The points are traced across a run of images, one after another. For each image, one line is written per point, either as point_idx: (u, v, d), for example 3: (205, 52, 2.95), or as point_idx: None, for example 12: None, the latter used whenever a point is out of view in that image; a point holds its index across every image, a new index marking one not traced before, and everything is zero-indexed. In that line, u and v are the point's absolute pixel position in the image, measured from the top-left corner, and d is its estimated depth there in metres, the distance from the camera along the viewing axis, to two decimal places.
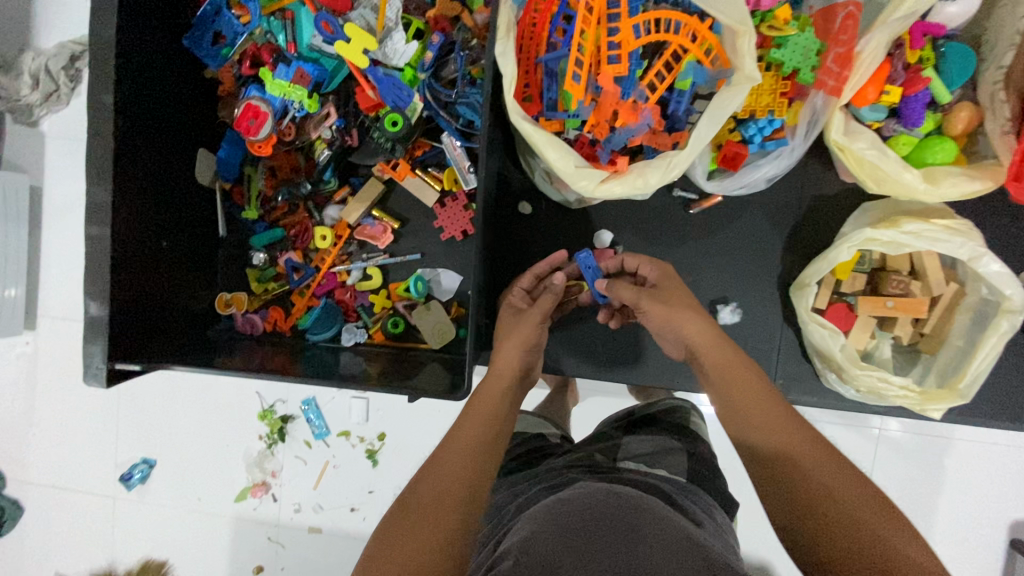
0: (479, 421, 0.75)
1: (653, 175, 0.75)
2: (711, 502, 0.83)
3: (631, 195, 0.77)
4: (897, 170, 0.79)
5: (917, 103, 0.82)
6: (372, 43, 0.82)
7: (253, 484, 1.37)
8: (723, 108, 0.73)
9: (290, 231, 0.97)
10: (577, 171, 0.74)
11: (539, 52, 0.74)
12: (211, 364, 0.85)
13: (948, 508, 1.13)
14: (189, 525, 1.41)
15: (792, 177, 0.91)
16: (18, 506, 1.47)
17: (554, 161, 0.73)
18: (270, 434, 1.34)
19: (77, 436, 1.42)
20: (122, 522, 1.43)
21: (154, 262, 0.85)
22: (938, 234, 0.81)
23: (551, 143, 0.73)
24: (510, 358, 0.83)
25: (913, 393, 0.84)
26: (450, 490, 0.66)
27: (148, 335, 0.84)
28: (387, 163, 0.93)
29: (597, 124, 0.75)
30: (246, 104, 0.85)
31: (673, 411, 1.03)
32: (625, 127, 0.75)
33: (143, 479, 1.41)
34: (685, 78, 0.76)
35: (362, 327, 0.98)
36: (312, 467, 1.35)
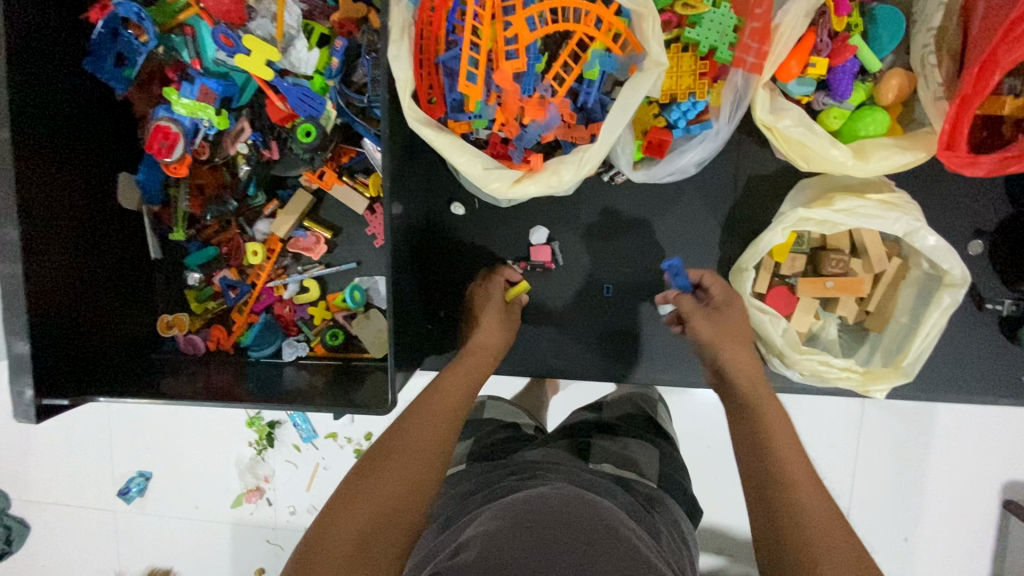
0: (457, 396, 0.76)
1: (567, 171, 0.72)
2: (677, 515, 0.81)
3: (550, 192, 0.74)
4: (824, 147, 0.76)
5: (844, 73, 0.79)
6: (274, 52, 0.79)
7: (247, 490, 1.38)
8: (633, 98, 0.71)
9: (223, 248, 0.96)
10: (486, 173, 0.72)
11: (438, 52, 0.72)
12: (147, 390, 0.85)
13: (926, 480, 1.11)
14: (183, 534, 1.43)
15: (726, 158, 0.88)
16: (24, 524, 1.50)
17: (461, 166, 0.71)
18: (260, 440, 1.36)
19: (71, 454, 1.44)
20: (121, 535, 1.47)
21: (82, 293, 0.85)
22: (871, 210, 0.78)
23: (456, 148, 0.70)
24: (484, 347, 0.84)
25: (855, 372, 0.82)
26: (420, 454, 0.68)
27: (81, 367, 0.84)
28: (313, 172, 0.91)
29: (506, 122, 0.73)
30: (155, 126, 0.83)
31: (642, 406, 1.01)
32: (534, 123, 0.72)
33: (141, 491, 1.42)
34: (592, 67, 0.73)
35: (302, 340, 0.97)
36: (304, 470, 1.36)
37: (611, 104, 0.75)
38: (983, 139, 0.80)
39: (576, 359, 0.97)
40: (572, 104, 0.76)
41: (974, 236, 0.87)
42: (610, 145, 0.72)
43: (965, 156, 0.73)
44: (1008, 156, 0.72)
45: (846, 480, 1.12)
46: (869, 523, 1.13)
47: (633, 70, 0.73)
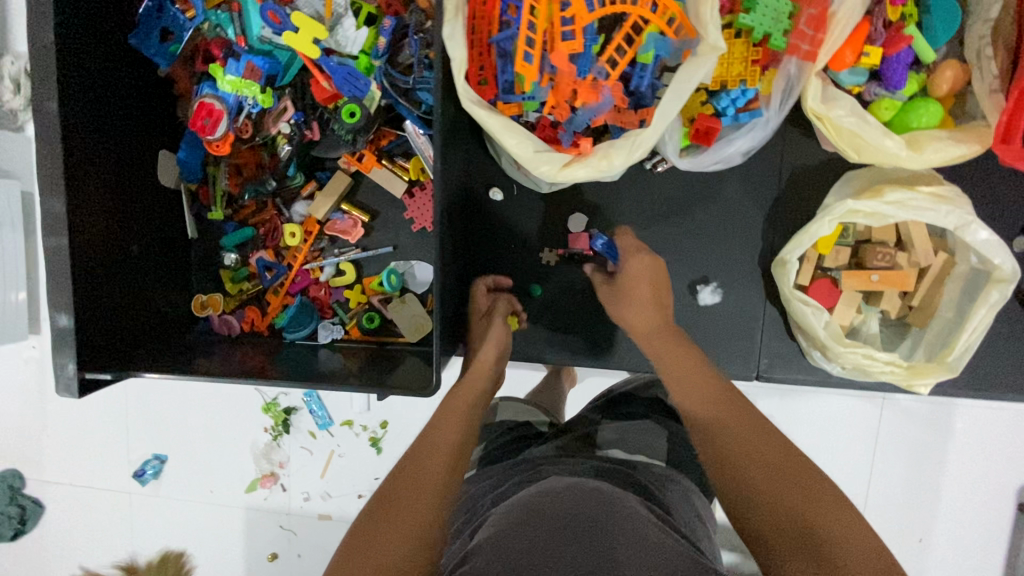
0: (457, 415, 0.75)
1: (618, 156, 0.72)
2: (688, 487, 0.83)
3: (597, 177, 0.74)
4: (878, 137, 0.75)
5: (898, 63, 0.78)
6: (321, 30, 0.79)
7: (262, 475, 1.39)
8: (688, 82, 0.70)
9: (260, 229, 0.96)
10: (537, 156, 0.71)
11: (491, 32, 0.71)
12: (185, 368, 0.85)
13: (949, 481, 1.10)
14: (201, 516, 1.44)
15: (770, 149, 0.87)
16: (38, 504, 1.50)
17: (512, 148, 0.71)
18: (275, 426, 1.36)
19: (91, 435, 1.44)
20: (139, 515, 1.47)
21: (121, 270, 0.85)
22: (922, 203, 0.78)
23: (508, 129, 0.70)
24: (483, 363, 0.84)
25: (899, 367, 0.82)
26: (429, 477, 0.66)
27: (121, 342, 0.84)
28: (353, 155, 0.90)
29: (557, 105, 0.72)
30: (200, 102, 0.84)
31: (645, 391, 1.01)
32: (586, 106, 0.72)
33: (156, 474, 1.43)
34: (647, 51, 0.72)
35: (338, 322, 0.97)
36: (318, 457, 1.36)
37: (663, 89, 0.74)
38: None
39: (607, 350, 0.95)
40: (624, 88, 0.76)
41: (1019, 233, 0.86)
42: (662, 130, 0.71)
43: (1018, 150, 0.72)
44: None
45: (870, 479, 1.12)
46: (889, 523, 1.13)
47: (687, 55, 0.72)
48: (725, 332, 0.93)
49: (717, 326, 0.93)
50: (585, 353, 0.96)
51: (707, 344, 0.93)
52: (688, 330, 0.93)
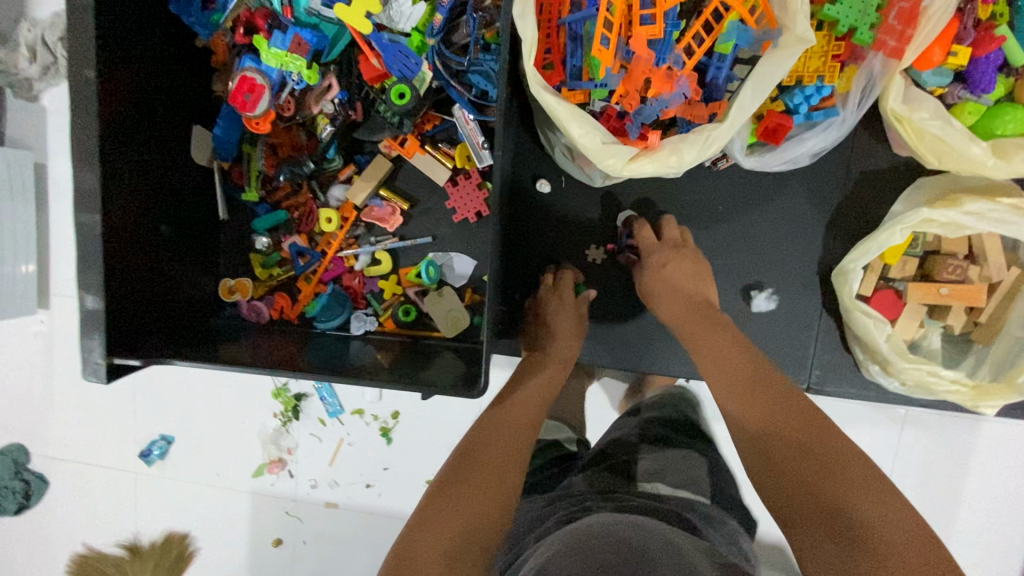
0: (528, 403, 0.78)
1: (689, 151, 0.67)
2: (734, 528, 0.77)
3: (663, 173, 0.70)
4: (963, 143, 0.71)
5: (987, 65, 0.73)
6: (376, 4, 0.74)
7: (269, 461, 1.34)
8: (771, 75, 0.65)
9: (294, 213, 0.92)
10: (604, 147, 0.67)
11: (562, 13, 0.67)
12: (216, 357, 0.81)
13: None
14: (209, 500, 1.38)
15: (837, 151, 0.83)
16: (44, 479, 1.43)
17: (579, 138, 0.66)
18: (285, 413, 1.32)
19: (97, 412, 1.38)
20: (143, 497, 1.41)
21: (150, 251, 0.80)
22: (1002, 215, 0.73)
23: (576, 117, 0.66)
24: (557, 353, 0.85)
25: (964, 386, 0.78)
26: (495, 461, 0.69)
27: (150, 327, 0.80)
28: (395, 139, 0.87)
29: (626, 94, 0.68)
30: (241, 76, 0.78)
31: (680, 406, 0.99)
32: (657, 97, 0.67)
33: (163, 454, 1.37)
34: (728, 40, 0.68)
35: (372, 313, 0.93)
36: (328, 444, 1.32)
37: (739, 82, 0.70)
38: None
39: (649, 354, 0.93)
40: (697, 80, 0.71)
41: None
42: (737, 126, 0.67)
43: None
44: None
45: None
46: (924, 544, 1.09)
47: (766, 46, 0.69)
48: (775, 340, 0.89)
49: (768, 333, 0.89)
50: (627, 355, 0.93)
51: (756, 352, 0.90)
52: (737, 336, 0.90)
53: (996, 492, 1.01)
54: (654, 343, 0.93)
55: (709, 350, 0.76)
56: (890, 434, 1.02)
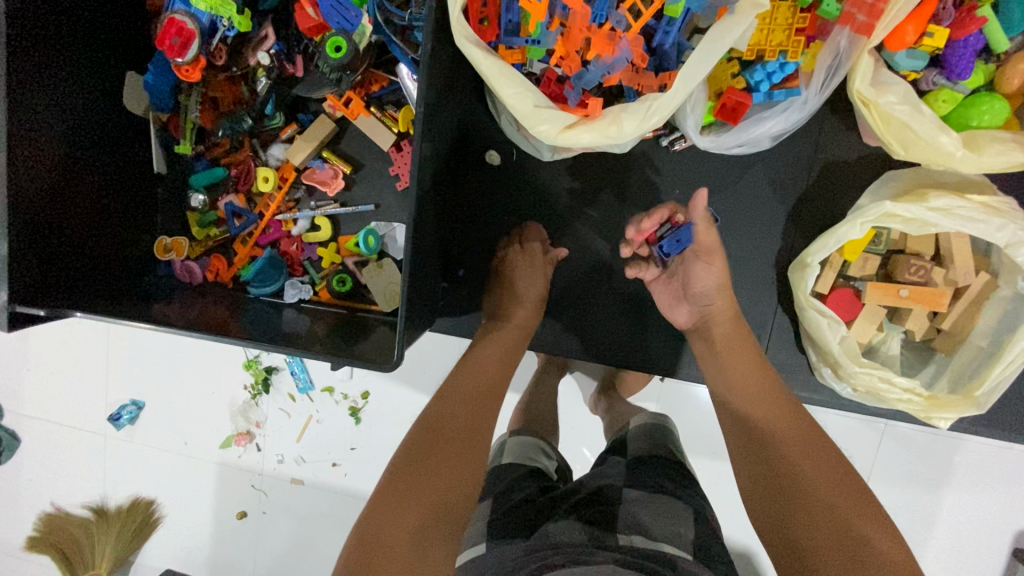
0: (490, 362, 0.77)
1: (628, 123, 0.62)
2: None
3: (603, 145, 0.65)
4: (931, 131, 0.65)
5: (966, 49, 0.67)
6: None
7: (237, 433, 1.28)
8: (720, 41, 0.60)
9: (233, 170, 0.88)
10: (536, 111, 0.63)
11: None
12: (139, 314, 0.77)
13: (992, 542, 0.97)
14: (172, 470, 1.33)
15: (805, 136, 0.78)
16: (15, 437, 1.39)
17: (509, 99, 0.62)
18: (255, 385, 1.25)
19: (70, 373, 1.34)
20: (111, 462, 1.36)
21: (74, 198, 0.77)
22: (971, 213, 0.68)
23: (505, 76, 0.61)
24: (517, 320, 0.82)
25: (917, 396, 0.73)
26: (464, 432, 0.69)
27: (68, 277, 0.76)
28: (338, 98, 0.81)
29: (566, 55, 0.65)
30: (169, 19, 0.74)
31: (669, 443, 0.91)
32: (600, 60, 0.64)
33: (132, 420, 1.32)
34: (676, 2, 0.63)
35: (307, 282, 0.89)
36: (296, 420, 1.26)
37: (690, 50, 0.66)
38: None
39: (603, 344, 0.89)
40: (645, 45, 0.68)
41: None
42: (682, 98, 0.62)
43: None
44: None
45: None
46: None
47: (722, 12, 0.64)
48: None
49: None
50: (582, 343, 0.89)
51: None
52: None
53: (969, 516, 0.96)
54: (608, 334, 0.89)
55: (725, 376, 0.76)
56: (857, 445, 0.96)
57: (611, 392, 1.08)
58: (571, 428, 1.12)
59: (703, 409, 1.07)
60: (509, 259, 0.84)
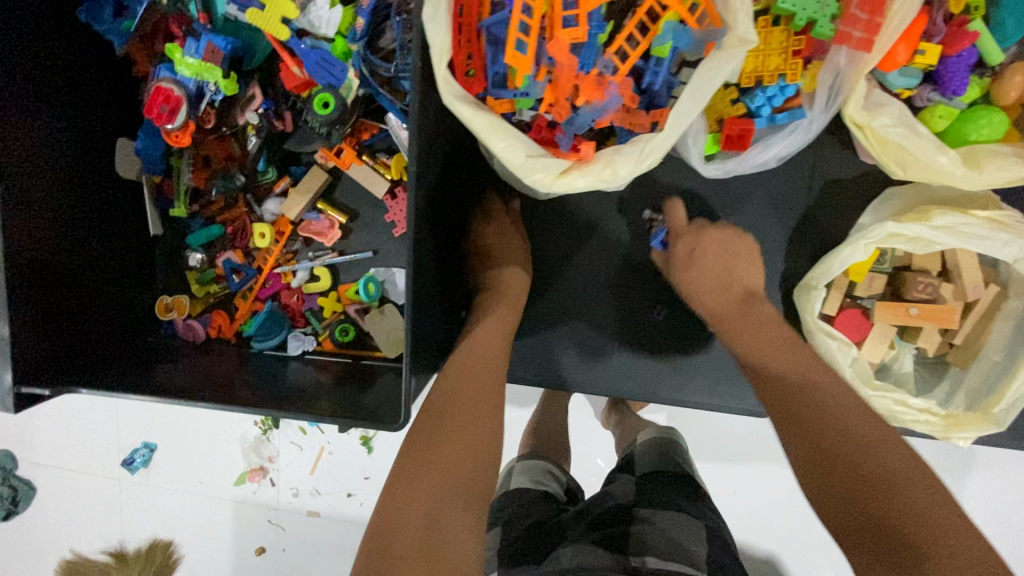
0: (495, 330, 0.73)
1: (623, 164, 0.62)
2: None
3: (599, 188, 0.64)
4: (927, 152, 0.64)
5: (959, 65, 0.66)
6: (291, 8, 0.68)
7: (250, 469, 1.27)
8: (712, 78, 0.60)
9: (228, 228, 0.88)
10: (529, 162, 0.62)
11: (482, 15, 0.62)
12: (143, 381, 0.77)
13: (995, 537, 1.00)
14: (189, 510, 1.32)
15: (800, 157, 0.77)
16: (31, 486, 1.38)
17: (500, 151, 0.61)
18: (265, 420, 1.25)
19: (81, 419, 1.33)
20: (127, 505, 1.35)
21: (71, 269, 0.77)
22: (976, 229, 0.67)
23: (497, 131, 0.61)
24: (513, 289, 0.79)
25: (935, 416, 0.72)
26: (477, 400, 0.66)
27: (69, 352, 0.75)
28: (330, 149, 0.81)
29: (555, 102, 0.64)
30: (155, 87, 0.73)
31: (675, 455, 0.91)
32: (589, 105, 0.63)
33: (147, 463, 1.31)
34: (663, 43, 0.63)
35: (310, 334, 0.88)
36: (308, 453, 1.26)
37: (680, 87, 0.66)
38: None
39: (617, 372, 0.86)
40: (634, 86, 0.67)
41: None
42: (674, 136, 0.61)
43: None
44: None
45: None
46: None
47: (709, 48, 0.63)
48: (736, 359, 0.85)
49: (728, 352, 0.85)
50: (594, 377, 0.86)
51: (713, 369, 0.85)
52: (696, 352, 0.85)
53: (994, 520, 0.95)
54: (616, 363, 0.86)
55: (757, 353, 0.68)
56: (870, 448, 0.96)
57: (622, 407, 1.07)
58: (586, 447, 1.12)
59: (714, 422, 1.06)
60: (508, 279, 0.79)
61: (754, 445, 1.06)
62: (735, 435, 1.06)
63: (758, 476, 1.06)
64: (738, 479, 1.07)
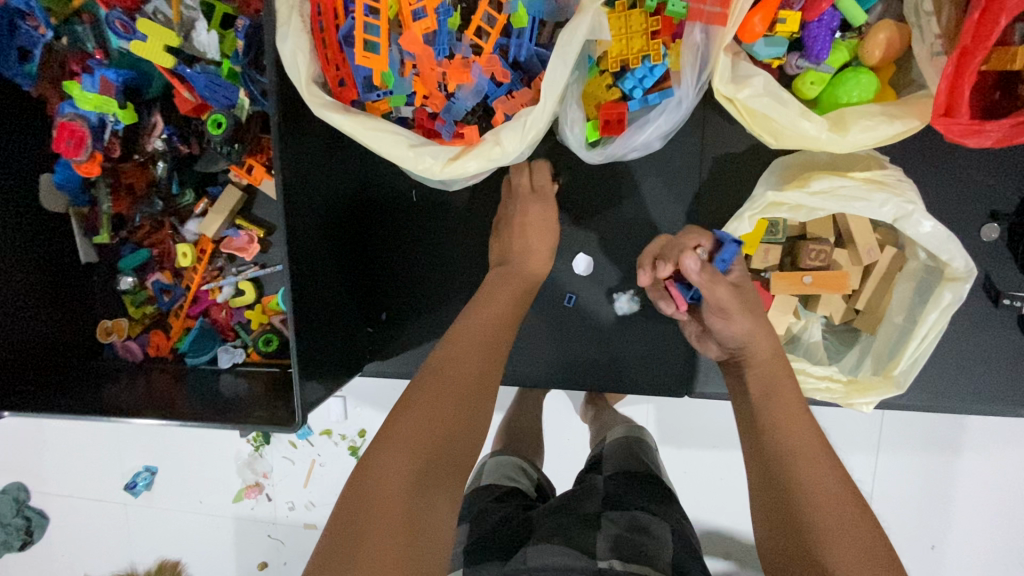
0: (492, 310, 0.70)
1: (509, 139, 0.63)
2: None
3: (492, 167, 0.66)
4: (791, 119, 0.64)
5: (820, 29, 0.66)
6: (172, 38, 0.72)
7: (247, 486, 1.28)
8: (571, 44, 0.61)
9: (155, 250, 0.92)
10: (414, 152, 0.63)
11: (338, 26, 0.65)
12: (87, 402, 0.82)
13: (963, 491, 0.99)
14: (190, 529, 1.33)
15: (687, 136, 0.77)
16: (44, 515, 1.40)
17: (383, 147, 0.63)
18: (257, 438, 1.24)
19: (79, 449, 1.34)
20: (134, 528, 1.37)
21: (13, 303, 0.83)
22: (855, 191, 0.66)
23: (372, 130, 0.62)
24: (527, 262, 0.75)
25: (837, 383, 0.72)
26: (461, 378, 0.63)
27: (19, 376, 0.83)
28: (240, 167, 0.83)
29: (429, 94, 0.66)
30: (60, 124, 0.77)
31: (642, 453, 0.88)
32: (461, 89, 0.65)
33: (149, 485, 1.32)
34: (518, 12, 0.64)
35: (239, 346, 0.92)
36: (300, 467, 1.25)
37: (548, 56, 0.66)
38: (997, 102, 0.65)
39: (544, 363, 0.87)
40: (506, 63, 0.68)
41: (991, 219, 0.74)
42: (552, 105, 0.63)
43: (968, 124, 0.59)
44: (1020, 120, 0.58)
45: (865, 481, 1.01)
46: (900, 533, 1.02)
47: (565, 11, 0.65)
48: (664, 340, 0.84)
49: (656, 334, 0.84)
50: (525, 367, 0.87)
51: (644, 351, 0.85)
52: (630, 337, 0.85)
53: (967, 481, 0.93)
54: (554, 355, 0.86)
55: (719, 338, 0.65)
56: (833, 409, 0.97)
57: (598, 401, 1.06)
58: (563, 439, 1.11)
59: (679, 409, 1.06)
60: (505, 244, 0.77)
61: (715, 424, 1.05)
62: (699, 414, 1.05)
63: (731, 455, 1.05)
64: (709, 458, 1.06)
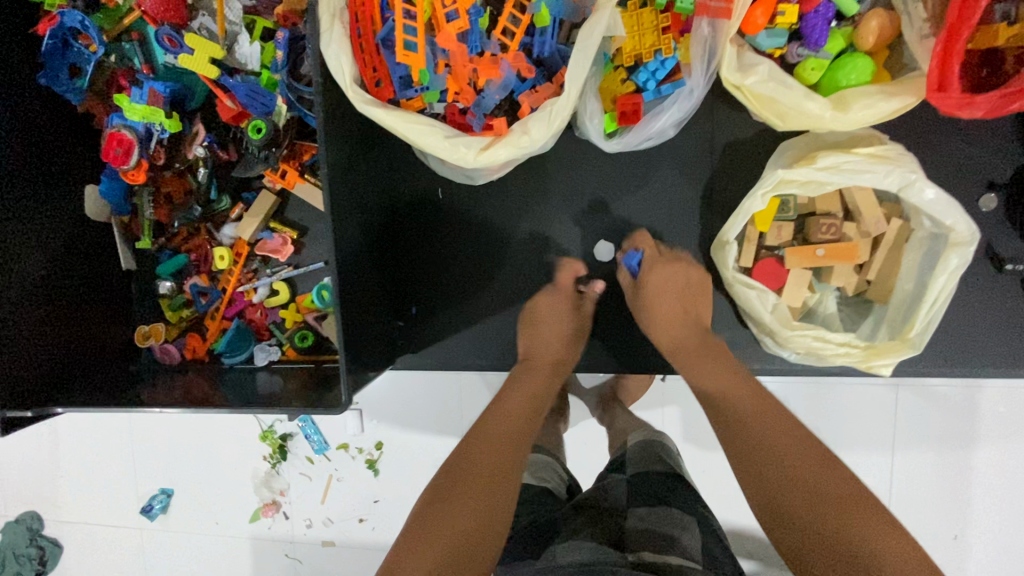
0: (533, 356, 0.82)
1: (537, 129, 0.68)
2: None
3: (520, 155, 0.70)
4: (797, 100, 0.69)
5: (817, 19, 0.71)
6: (217, 50, 0.78)
7: (264, 504, 1.25)
8: (593, 37, 0.66)
9: (192, 255, 0.96)
10: (450, 142, 0.68)
11: (375, 30, 0.70)
12: (126, 399, 0.83)
13: (984, 466, 1.01)
14: (208, 551, 1.31)
15: (697, 125, 0.83)
16: (58, 544, 1.37)
17: (420, 138, 0.67)
18: (273, 455, 1.23)
19: (95, 473, 1.33)
20: (150, 553, 1.34)
21: (61, 305, 0.87)
22: (858, 165, 0.71)
23: (410, 122, 0.67)
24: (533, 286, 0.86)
25: (855, 348, 0.75)
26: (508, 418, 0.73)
27: (63, 377, 0.86)
28: (275, 172, 0.86)
29: (460, 90, 0.71)
30: (110, 133, 0.83)
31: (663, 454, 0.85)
32: (490, 84, 0.71)
33: (164, 508, 1.30)
34: (542, 12, 0.69)
35: (275, 343, 0.96)
36: (317, 482, 1.22)
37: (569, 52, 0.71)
38: (983, 79, 0.71)
39: None
40: (529, 59, 0.74)
41: (987, 190, 0.79)
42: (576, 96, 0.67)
43: (959, 97, 0.64)
44: (1007, 92, 0.63)
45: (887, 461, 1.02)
46: (925, 513, 1.03)
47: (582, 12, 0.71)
48: None
49: None
50: None
51: None
52: None
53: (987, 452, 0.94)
54: None
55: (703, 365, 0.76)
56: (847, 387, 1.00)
57: (612, 403, 1.04)
58: (584, 446, 1.08)
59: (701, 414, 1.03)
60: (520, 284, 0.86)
61: None
62: None
63: None
64: None
